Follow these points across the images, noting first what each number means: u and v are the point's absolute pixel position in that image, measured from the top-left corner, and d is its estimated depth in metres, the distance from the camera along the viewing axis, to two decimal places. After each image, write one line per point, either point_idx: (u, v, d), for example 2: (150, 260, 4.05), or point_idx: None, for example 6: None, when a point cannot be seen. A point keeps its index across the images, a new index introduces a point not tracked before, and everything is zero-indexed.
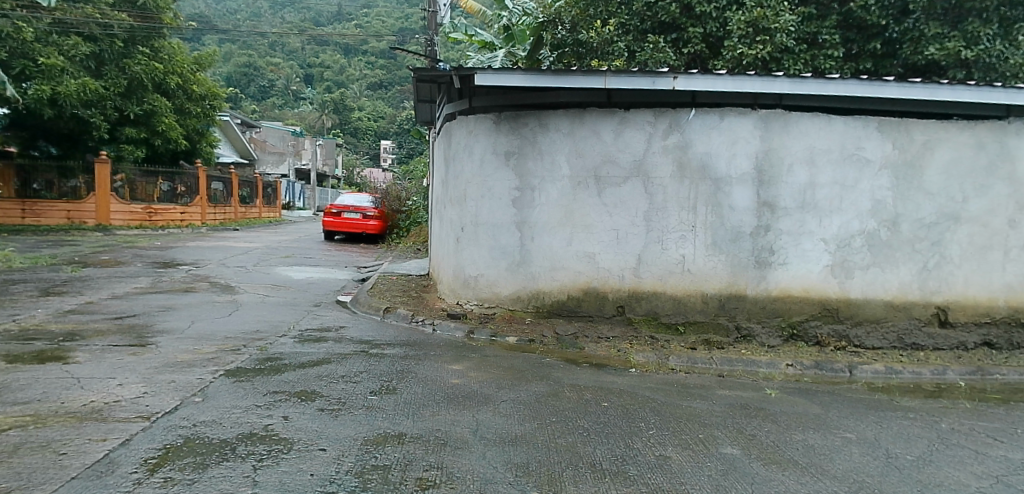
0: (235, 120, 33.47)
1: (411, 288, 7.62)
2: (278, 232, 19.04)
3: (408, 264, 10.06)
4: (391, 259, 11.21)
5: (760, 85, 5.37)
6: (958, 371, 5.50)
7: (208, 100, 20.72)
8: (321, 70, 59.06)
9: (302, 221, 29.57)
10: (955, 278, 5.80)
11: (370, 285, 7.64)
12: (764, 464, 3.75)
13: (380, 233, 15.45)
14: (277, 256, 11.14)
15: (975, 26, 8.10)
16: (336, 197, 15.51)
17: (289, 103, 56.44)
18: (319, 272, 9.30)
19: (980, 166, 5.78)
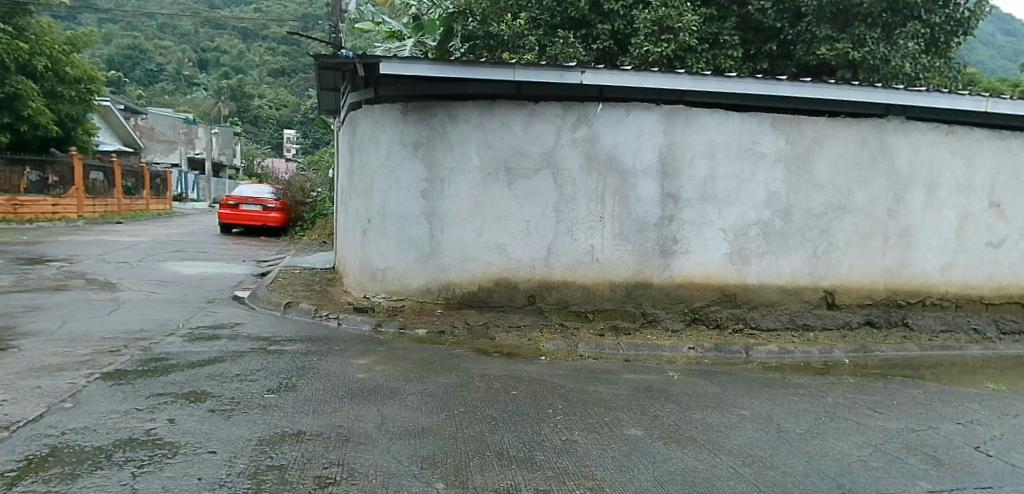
0: (118, 106, 31.18)
1: (316, 282, 7.38)
2: (168, 226, 17.83)
3: (312, 257, 9.73)
4: (295, 253, 10.83)
5: (664, 81, 5.55)
6: (843, 350, 5.92)
7: (84, 84, 19.19)
8: (219, 56, 56.05)
9: (196, 212, 27.99)
10: (840, 264, 6.26)
11: (272, 280, 7.34)
12: (665, 443, 3.97)
13: (282, 227, 14.68)
14: (166, 251, 10.46)
15: (861, 30, 8.72)
16: (234, 188, 14.65)
17: (182, 89, 53.23)
18: (214, 267, 8.82)
19: (863, 160, 6.24)
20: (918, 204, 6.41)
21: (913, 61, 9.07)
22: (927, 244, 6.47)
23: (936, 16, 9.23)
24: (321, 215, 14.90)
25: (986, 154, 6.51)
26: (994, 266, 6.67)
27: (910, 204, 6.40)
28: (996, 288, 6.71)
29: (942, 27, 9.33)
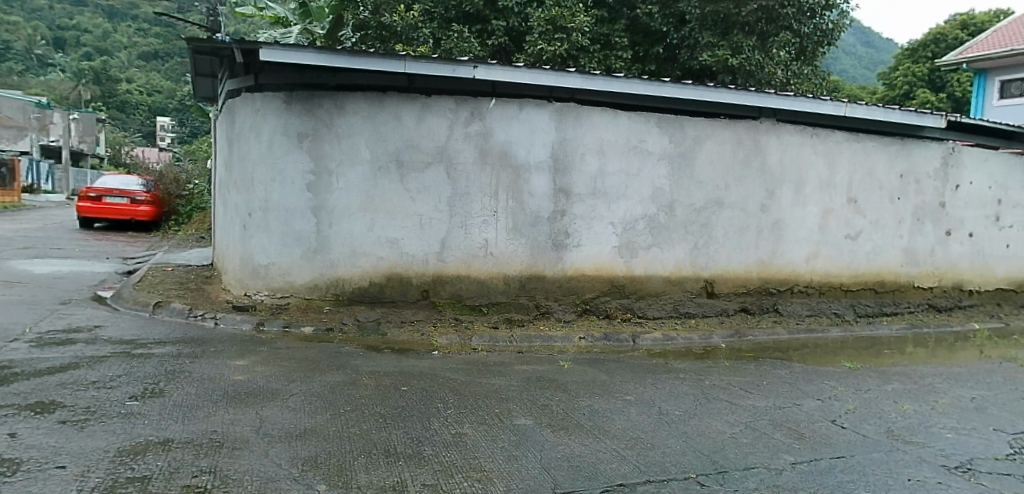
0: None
1: (190, 280, 6.93)
2: (15, 220, 15.96)
3: (186, 255, 9.12)
4: (168, 249, 10.12)
5: (555, 78, 5.68)
6: (721, 335, 6.32)
7: None
8: (82, 34, 51.03)
9: (50, 206, 25.35)
10: (718, 255, 6.69)
11: (139, 279, 6.83)
12: (552, 431, 4.11)
13: (152, 221, 13.60)
14: (13, 249, 9.41)
15: (739, 38, 9.34)
16: (96, 179, 13.36)
17: (35, 70, 47.98)
18: (70, 265, 8.05)
19: (738, 158, 6.69)
20: (786, 199, 6.96)
21: (785, 69, 9.79)
22: (794, 237, 7.04)
23: (805, 27, 10.01)
24: (200, 208, 14.46)
25: (844, 154, 7.18)
26: (851, 256, 7.36)
27: (780, 199, 6.94)
28: (853, 275, 7.42)
29: (811, 37, 10.14)
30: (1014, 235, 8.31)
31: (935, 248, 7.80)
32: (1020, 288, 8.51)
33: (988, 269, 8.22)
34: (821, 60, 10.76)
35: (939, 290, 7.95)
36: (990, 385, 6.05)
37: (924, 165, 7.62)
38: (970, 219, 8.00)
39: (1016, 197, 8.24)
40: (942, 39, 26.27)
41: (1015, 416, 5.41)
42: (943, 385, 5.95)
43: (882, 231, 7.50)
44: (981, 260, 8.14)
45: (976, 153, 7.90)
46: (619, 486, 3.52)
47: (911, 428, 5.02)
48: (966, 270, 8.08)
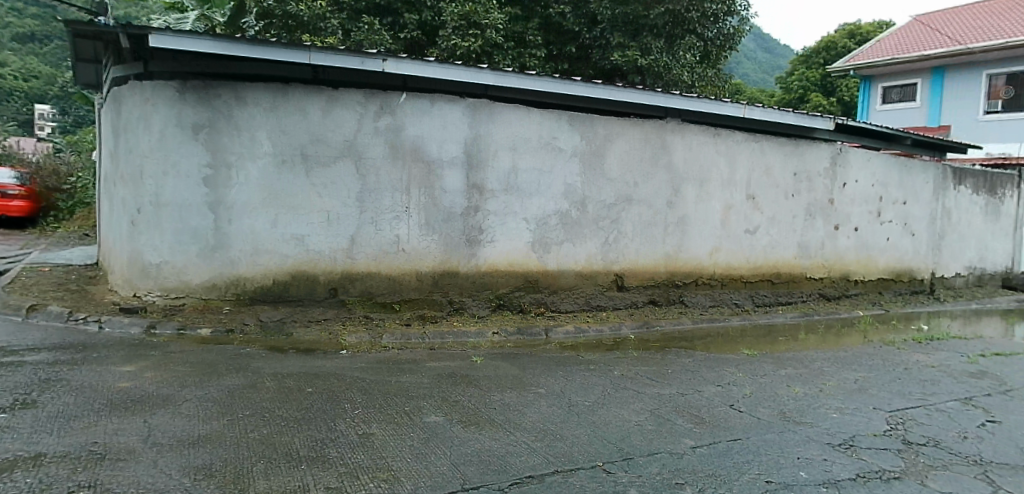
0: None
1: (71, 280, 6.44)
2: None
3: (65, 253, 8.48)
4: (45, 248, 9.34)
5: (467, 74, 5.69)
6: (630, 326, 6.56)
7: None
8: None
9: None
10: (628, 249, 6.91)
11: (10, 281, 6.28)
12: (463, 427, 4.12)
13: (27, 216, 12.66)
14: None
15: (648, 40, 9.66)
16: None
17: None
18: None
19: (645, 156, 6.94)
20: (691, 196, 7.29)
21: (691, 71, 10.21)
22: (699, 231, 7.38)
23: (711, 31, 10.48)
24: (86, 203, 13.66)
25: (744, 153, 7.60)
26: (751, 249, 7.80)
27: (684, 196, 7.26)
28: (753, 268, 7.87)
29: (715, 41, 10.63)
30: (893, 229, 9.07)
31: (825, 241, 8.40)
32: (898, 277, 9.32)
33: (871, 260, 8.93)
34: (724, 64, 11.32)
35: (829, 280, 8.57)
36: (870, 367, 6.62)
37: (815, 164, 8.18)
38: (856, 215, 8.66)
39: (895, 194, 9.00)
40: (831, 47, 28.28)
41: (890, 396, 5.97)
42: (830, 369, 6.45)
43: (778, 226, 7.99)
44: (865, 252, 8.84)
45: (861, 154, 8.56)
46: (528, 478, 3.59)
47: (801, 410, 5.42)
48: (853, 262, 8.75)
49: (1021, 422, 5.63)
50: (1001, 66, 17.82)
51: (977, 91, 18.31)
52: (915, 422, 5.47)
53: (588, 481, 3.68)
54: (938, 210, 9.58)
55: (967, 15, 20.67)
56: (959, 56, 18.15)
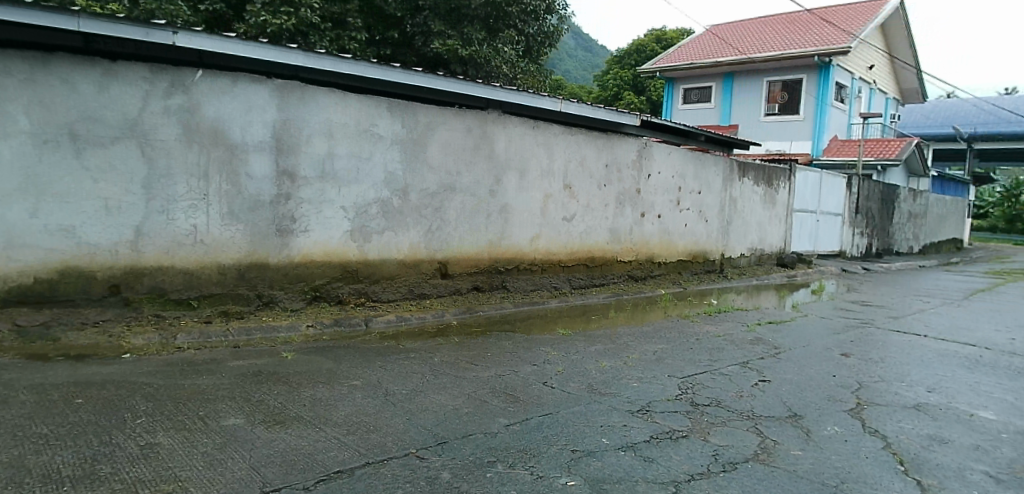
0: None
1: None
2: None
3: None
4: None
5: (274, 53, 5.44)
6: (453, 313, 6.74)
7: None
8: None
9: None
10: (452, 238, 7.01)
11: None
12: (267, 427, 3.91)
13: None
14: None
15: (469, 30, 9.79)
16: None
17: None
18: None
19: (467, 146, 7.07)
20: (511, 185, 7.56)
21: (512, 64, 10.53)
22: (520, 219, 7.68)
23: (531, 27, 10.98)
24: None
25: (560, 145, 8.05)
26: (568, 236, 8.30)
27: (505, 185, 7.51)
28: (569, 253, 8.38)
29: (535, 38, 11.16)
30: (690, 216, 10.15)
31: (633, 227, 9.17)
32: (694, 258, 10.48)
33: (672, 243, 9.94)
34: (544, 59, 11.88)
35: (637, 263, 9.40)
36: (667, 339, 7.39)
37: (623, 157, 8.88)
38: (659, 203, 9.56)
39: (691, 185, 10.07)
40: (641, 50, 30.96)
41: (682, 364, 6.71)
42: (634, 342, 7.09)
43: (592, 214, 8.58)
44: (667, 237, 9.81)
45: (663, 148, 9.46)
46: (336, 473, 3.52)
47: (606, 381, 5.90)
48: (657, 245, 9.66)
49: (783, 380, 6.66)
50: (778, 74, 20.69)
51: (759, 96, 21.10)
52: (702, 385, 6.21)
53: (400, 469, 3.69)
54: (726, 199, 10.90)
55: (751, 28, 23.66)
56: (744, 64, 20.75)
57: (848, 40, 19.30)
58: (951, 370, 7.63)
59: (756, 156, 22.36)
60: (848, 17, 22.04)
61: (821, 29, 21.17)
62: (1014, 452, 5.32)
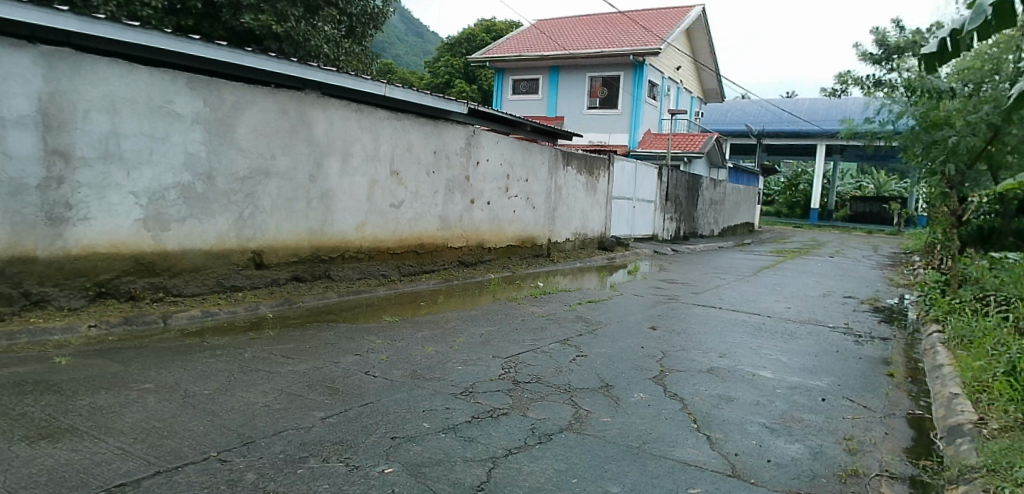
0: None
1: None
2: None
3: None
4: None
5: (39, 16, 4.84)
6: (268, 305, 6.47)
7: None
8: None
9: None
10: (267, 226, 6.70)
11: None
12: (31, 443, 3.47)
13: None
14: None
15: (284, 7, 9.88)
16: None
17: None
18: None
19: (281, 127, 6.77)
20: (333, 170, 7.36)
21: (330, 44, 10.80)
22: (343, 206, 7.51)
23: (353, 8, 11.31)
24: None
25: (386, 130, 7.94)
26: (396, 223, 8.25)
27: (327, 170, 7.30)
28: (398, 240, 8.34)
29: (357, 17, 11.51)
30: (518, 203, 10.55)
31: (463, 214, 9.33)
32: (523, 243, 10.92)
33: (502, 229, 10.27)
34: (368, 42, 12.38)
35: (467, 249, 9.60)
36: (493, 321, 7.66)
37: (452, 144, 8.98)
38: (488, 190, 9.81)
39: (519, 173, 10.47)
40: (472, 39, 31.74)
41: (507, 344, 6.98)
42: (461, 326, 7.25)
43: (421, 200, 8.57)
44: (496, 223, 10.11)
45: (491, 136, 9.71)
46: (118, 486, 3.19)
47: (431, 366, 5.96)
48: (487, 231, 9.92)
49: (598, 354, 7.19)
50: (598, 71, 22.19)
51: (581, 89, 22.49)
52: (524, 363, 6.50)
53: (197, 475, 3.42)
54: (552, 187, 11.47)
55: (575, 25, 25.23)
56: (567, 59, 22.06)
57: (658, 42, 21.21)
58: (738, 337, 8.76)
59: (582, 147, 23.86)
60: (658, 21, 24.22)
61: (636, 31, 23.05)
62: (782, 404, 6.25)
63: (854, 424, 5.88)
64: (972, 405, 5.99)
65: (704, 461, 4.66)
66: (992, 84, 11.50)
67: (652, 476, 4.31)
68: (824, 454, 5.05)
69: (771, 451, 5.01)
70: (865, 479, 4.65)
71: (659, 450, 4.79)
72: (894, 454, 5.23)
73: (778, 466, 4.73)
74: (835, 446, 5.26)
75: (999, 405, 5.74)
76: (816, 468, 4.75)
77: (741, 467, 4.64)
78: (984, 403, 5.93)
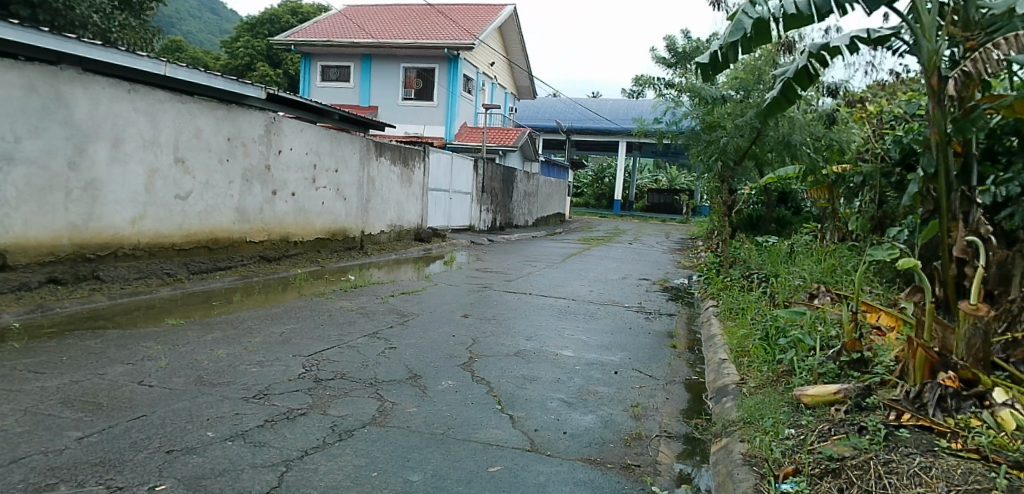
0: None
1: None
2: None
3: None
4: None
5: None
6: (14, 313, 5.62)
7: None
8: None
9: None
10: (11, 220, 5.87)
11: None
12: None
13: None
14: None
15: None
16: None
17: None
18: None
19: (29, 106, 5.90)
20: (101, 157, 6.65)
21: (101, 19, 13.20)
22: (115, 197, 6.86)
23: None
24: None
25: (168, 113, 7.36)
26: (182, 216, 7.74)
27: (92, 157, 6.56)
28: (185, 234, 7.85)
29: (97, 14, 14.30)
30: (327, 194, 10.39)
31: (263, 205, 9.03)
32: (333, 236, 10.75)
33: (309, 222, 10.05)
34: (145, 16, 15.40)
35: (269, 243, 9.27)
36: (296, 318, 7.37)
37: (250, 130, 8.63)
38: (291, 181, 9.56)
39: (327, 162, 10.32)
40: None
41: (310, 342, 6.74)
42: (258, 326, 6.88)
43: (212, 191, 8.15)
44: (303, 215, 9.88)
45: (294, 124, 9.47)
46: None
47: (220, 371, 5.57)
48: (292, 224, 9.68)
49: (407, 345, 7.22)
50: (410, 62, 23.37)
51: (396, 81, 23.52)
52: (328, 360, 6.33)
53: None
54: (364, 178, 11.48)
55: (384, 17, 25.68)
56: (378, 48, 22.79)
57: (470, 38, 22.46)
58: (543, 320, 9.34)
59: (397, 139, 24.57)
60: (470, 18, 25.32)
61: (448, 26, 24.03)
62: (580, 380, 6.79)
63: (640, 392, 6.58)
64: (735, 368, 6.94)
65: (505, 440, 4.92)
66: (757, 91, 13.42)
67: (454, 459, 4.45)
68: (612, 421, 5.60)
69: (567, 424, 5.43)
70: (646, 440, 5.24)
71: (462, 433, 4.96)
72: (671, 416, 5.96)
73: (572, 436, 5.15)
74: (622, 413, 5.85)
75: (757, 366, 6.57)
76: (606, 435, 5.25)
77: (539, 441, 4.98)
78: (745, 365, 6.80)
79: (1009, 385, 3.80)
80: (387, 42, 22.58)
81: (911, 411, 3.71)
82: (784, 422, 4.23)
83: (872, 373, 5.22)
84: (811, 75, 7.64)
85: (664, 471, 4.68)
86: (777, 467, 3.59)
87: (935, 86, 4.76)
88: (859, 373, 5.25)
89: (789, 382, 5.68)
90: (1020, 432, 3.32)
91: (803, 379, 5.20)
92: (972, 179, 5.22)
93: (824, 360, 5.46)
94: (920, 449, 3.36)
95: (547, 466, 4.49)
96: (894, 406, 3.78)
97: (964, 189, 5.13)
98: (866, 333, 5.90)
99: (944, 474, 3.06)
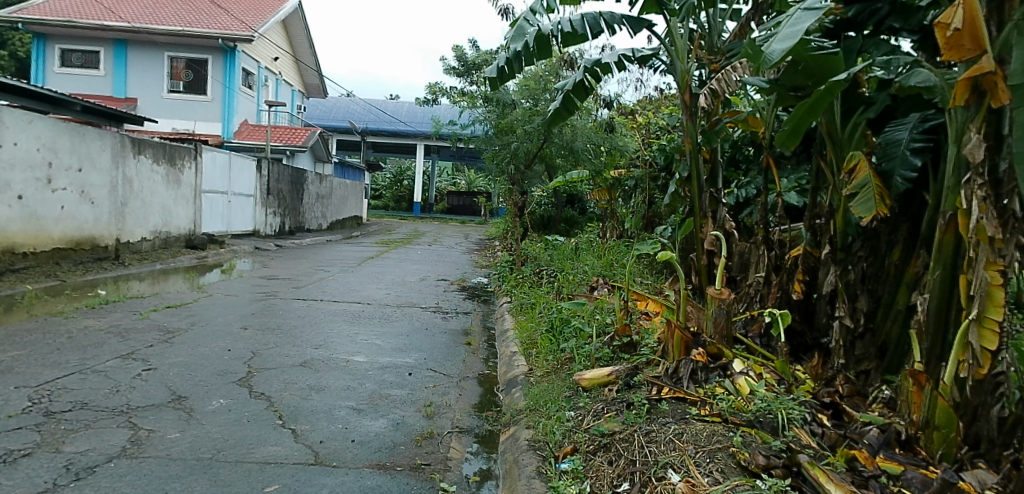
0: None
1: None
2: None
3: None
4: None
5: None
6: None
7: None
8: None
9: None
10: None
11: None
12: None
13: None
14: None
15: None
16: None
17: None
18: None
19: None
20: None
21: None
22: None
23: None
24: None
25: None
26: None
27: None
28: None
29: None
30: (69, 197, 9.06)
31: None
32: (78, 245, 9.41)
33: (43, 231, 8.68)
34: None
35: None
36: (23, 344, 6.28)
37: None
38: (17, 182, 8.15)
39: (67, 161, 8.97)
40: None
41: (40, 370, 5.77)
42: None
43: None
44: (34, 223, 8.51)
45: (19, 115, 8.08)
46: None
47: None
48: (19, 233, 8.29)
49: (170, 364, 6.50)
50: (175, 50, 21.27)
51: (159, 69, 21.31)
52: (65, 389, 5.45)
53: None
54: (118, 178, 10.20)
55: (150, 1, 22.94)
56: (131, 33, 20.50)
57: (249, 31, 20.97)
58: (334, 326, 9.03)
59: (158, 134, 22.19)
60: (252, 9, 23.69)
61: (223, 16, 22.23)
62: (372, 385, 6.70)
63: (433, 392, 6.69)
64: (524, 359, 7.36)
65: (285, 456, 4.66)
66: (544, 99, 14.34)
67: (224, 484, 4.12)
68: (402, 424, 5.62)
69: (356, 431, 5.33)
70: (437, 438, 5.36)
71: (235, 455, 4.61)
72: (463, 411, 6.15)
73: (360, 444, 5.06)
74: (414, 414, 5.90)
75: (541, 356, 7.04)
76: (396, 438, 5.25)
77: (324, 452, 4.81)
78: (532, 356, 7.25)
79: (746, 356, 4.44)
80: (142, 27, 20.34)
81: (669, 385, 4.19)
82: (563, 405, 4.58)
83: (638, 353, 5.89)
84: (587, 88, 8.42)
85: (454, 466, 4.82)
86: (558, 448, 3.91)
87: (688, 101, 5.63)
88: (629, 354, 5.90)
89: (569, 368, 6.16)
90: (752, 395, 3.87)
91: (582, 365, 5.77)
92: (718, 182, 6.07)
93: (601, 345, 6.11)
94: (676, 418, 3.76)
95: (331, 478, 4.36)
96: (657, 383, 4.25)
97: (713, 191, 5.98)
98: (636, 319, 6.62)
99: (693, 438, 3.44)
